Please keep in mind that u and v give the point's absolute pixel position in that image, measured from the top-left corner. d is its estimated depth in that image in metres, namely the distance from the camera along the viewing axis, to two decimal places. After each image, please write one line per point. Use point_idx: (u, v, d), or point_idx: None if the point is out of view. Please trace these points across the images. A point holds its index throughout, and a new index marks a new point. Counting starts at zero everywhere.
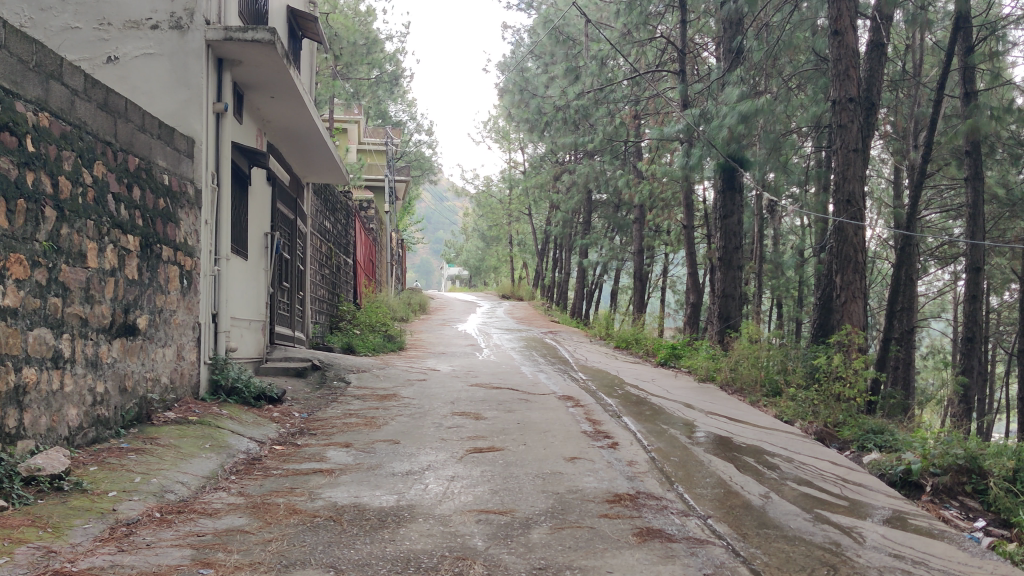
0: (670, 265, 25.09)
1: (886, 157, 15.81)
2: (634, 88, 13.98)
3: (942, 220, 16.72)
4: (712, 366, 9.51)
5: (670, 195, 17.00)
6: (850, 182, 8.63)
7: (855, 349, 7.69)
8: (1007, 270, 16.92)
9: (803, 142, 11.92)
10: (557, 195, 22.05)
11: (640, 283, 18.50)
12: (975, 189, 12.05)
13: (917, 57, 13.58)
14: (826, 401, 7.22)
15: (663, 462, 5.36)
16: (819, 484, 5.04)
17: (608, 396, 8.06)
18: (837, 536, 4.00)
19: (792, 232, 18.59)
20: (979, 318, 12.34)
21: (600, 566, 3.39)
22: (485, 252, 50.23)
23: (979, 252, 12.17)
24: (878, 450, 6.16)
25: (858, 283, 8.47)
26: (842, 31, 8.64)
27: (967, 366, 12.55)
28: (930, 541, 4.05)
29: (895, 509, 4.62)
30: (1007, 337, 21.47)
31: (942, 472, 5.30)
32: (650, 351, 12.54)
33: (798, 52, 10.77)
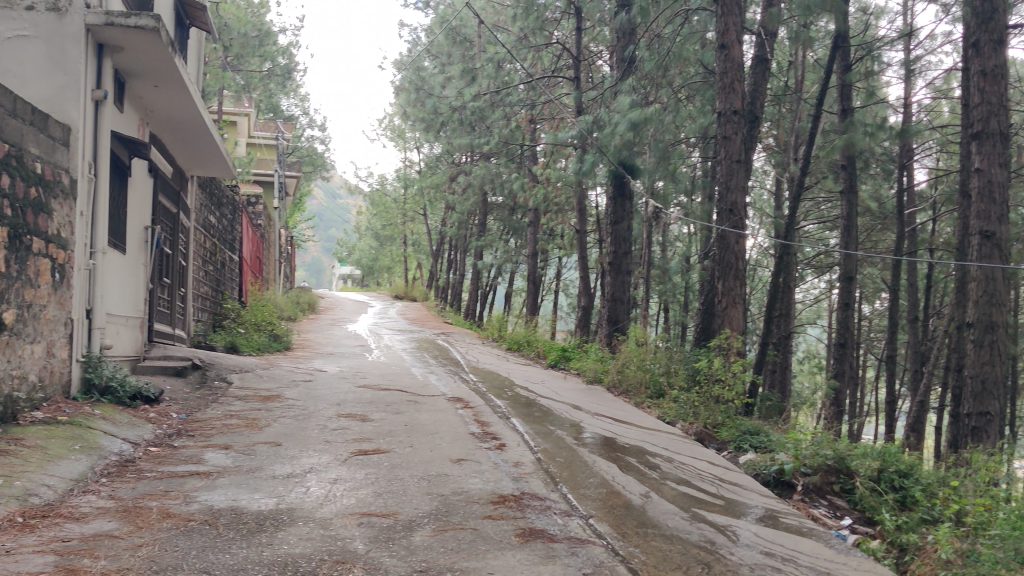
0: (562, 270, 25.42)
1: (768, 169, 16.50)
2: (529, 92, 14.20)
3: (819, 231, 17.48)
4: (599, 369, 9.67)
5: (563, 200, 17.24)
6: (733, 192, 8.91)
7: (735, 353, 7.95)
8: (878, 280, 17.83)
9: (691, 152, 12.26)
10: (452, 196, 22.06)
11: (533, 286, 18.67)
12: (850, 203, 12.61)
13: (798, 74, 14.15)
14: (706, 403, 7.43)
15: (549, 462, 5.42)
16: (698, 484, 5.18)
17: (498, 397, 8.10)
18: (712, 535, 4.11)
19: (680, 239, 19.11)
20: (851, 325, 12.92)
21: (481, 567, 3.40)
22: (378, 252, 49.74)
23: (853, 261, 12.77)
24: (754, 450, 6.38)
25: (738, 289, 8.76)
26: (729, 45, 8.93)
27: (839, 370, 13.11)
28: (799, 539, 4.20)
29: (767, 508, 4.78)
30: (877, 344, 22.59)
31: (812, 472, 5.54)
32: (540, 354, 12.67)
33: (688, 66, 11.06)
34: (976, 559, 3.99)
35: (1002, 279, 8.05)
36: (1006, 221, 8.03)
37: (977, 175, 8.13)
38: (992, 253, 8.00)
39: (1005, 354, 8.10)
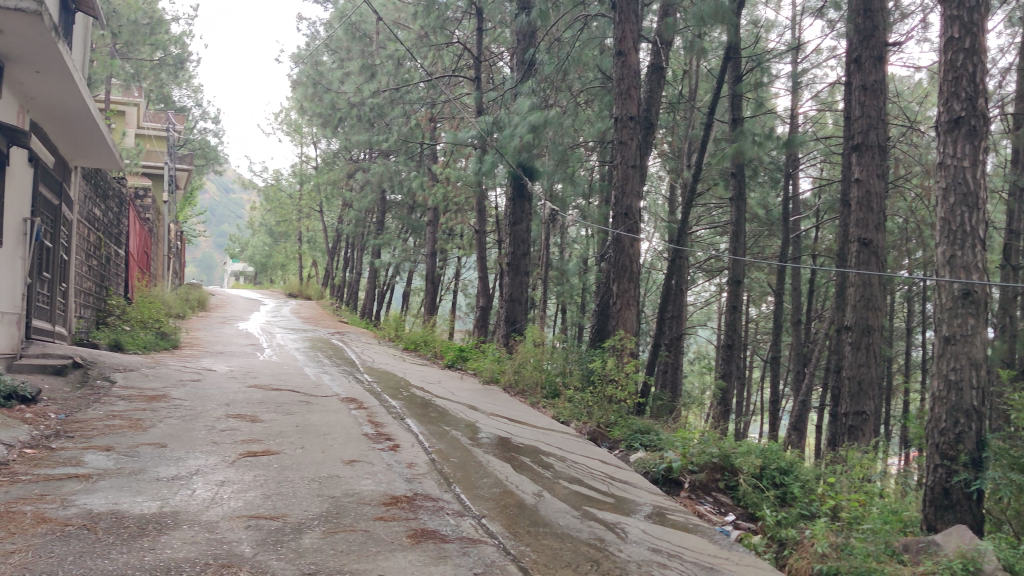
0: (461, 269, 25.43)
1: (663, 175, 16.90)
2: (429, 91, 14.30)
3: (710, 236, 18.01)
4: (496, 369, 9.68)
5: (463, 200, 17.24)
6: (628, 196, 9.06)
7: (627, 354, 8.11)
8: (765, 283, 18.49)
9: (589, 155, 12.44)
10: (350, 193, 21.80)
11: (431, 285, 18.59)
12: (739, 209, 13.03)
13: (692, 82, 14.53)
14: (600, 402, 7.56)
15: (442, 463, 5.42)
16: (589, 482, 5.27)
17: (393, 397, 8.05)
18: (602, 533, 4.19)
19: (577, 241, 19.38)
20: (739, 327, 13.34)
21: (371, 569, 3.38)
22: (272, 248, 48.76)
23: (740, 266, 13.18)
24: (644, 449, 6.53)
25: (632, 292, 8.93)
26: (626, 52, 9.11)
27: (726, 371, 13.49)
28: (684, 535, 4.32)
29: (655, 505, 4.90)
30: (762, 346, 23.40)
31: (698, 470, 5.71)
32: (437, 354, 12.63)
33: (586, 70, 11.22)
34: (849, 551, 4.15)
35: (878, 284, 8.44)
36: (882, 229, 8.37)
37: (857, 185, 8.44)
38: (870, 260, 8.37)
39: (881, 356, 8.50)
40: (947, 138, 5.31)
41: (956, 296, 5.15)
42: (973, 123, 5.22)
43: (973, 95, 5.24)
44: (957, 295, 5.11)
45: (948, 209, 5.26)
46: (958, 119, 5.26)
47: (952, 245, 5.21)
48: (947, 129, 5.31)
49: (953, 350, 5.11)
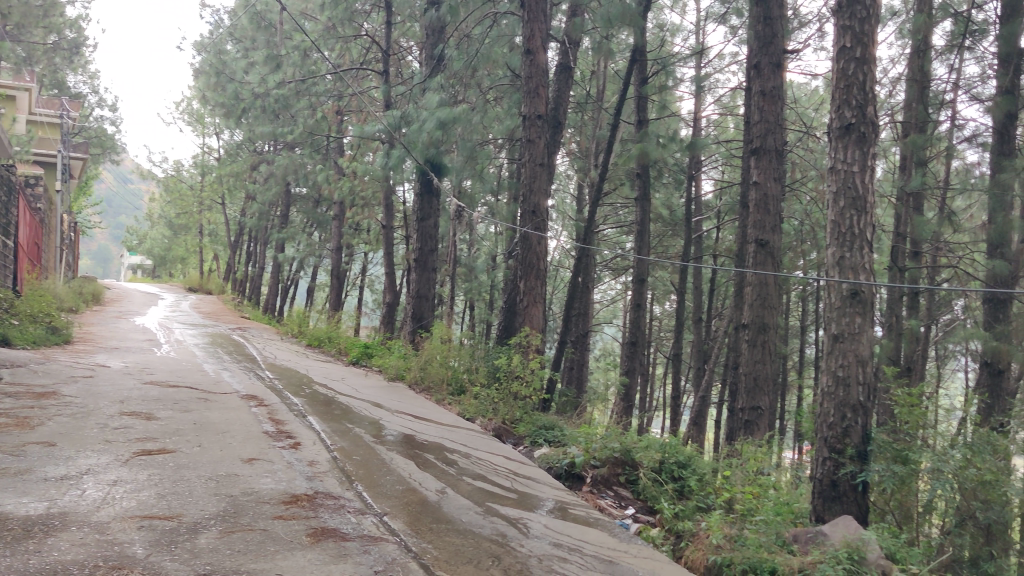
0: (367, 265, 25.20)
1: (570, 174, 17.09)
2: (337, 84, 14.08)
3: (616, 235, 18.29)
4: (402, 365, 9.56)
5: (370, 195, 17.08)
6: (536, 194, 9.11)
7: (533, 351, 8.17)
8: (668, 282, 18.91)
9: (497, 152, 12.48)
10: (254, 186, 21.36)
11: (337, 280, 18.37)
12: (644, 209, 13.26)
13: (599, 83, 14.73)
14: (505, 399, 7.60)
15: (345, 461, 5.36)
16: (493, 478, 5.30)
17: (295, 395, 7.92)
18: (504, 528, 4.22)
19: (486, 238, 19.44)
20: (643, 324, 13.59)
21: (268, 569, 3.33)
22: (171, 241, 47.38)
23: (645, 265, 13.42)
24: (548, 444, 6.60)
25: (539, 289, 8.98)
26: (534, 50, 9.17)
27: (630, 367, 13.72)
28: (585, 529, 4.39)
29: (558, 500, 4.95)
30: (665, 343, 23.86)
31: (600, 464, 5.80)
32: (341, 350, 12.47)
33: (495, 68, 11.27)
34: (742, 543, 4.26)
35: (773, 284, 8.72)
36: (778, 231, 8.64)
37: (755, 188, 8.69)
38: (766, 261, 8.62)
39: (776, 354, 8.80)
40: (839, 143, 5.52)
41: (844, 296, 5.35)
42: (863, 129, 5.45)
43: (863, 102, 5.46)
44: (846, 295, 5.32)
45: (838, 212, 5.47)
46: (849, 126, 5.47)
47: (841, 247, 5.42)
48: (838, 135, 5.51)
49: (841, 348, 5.31)
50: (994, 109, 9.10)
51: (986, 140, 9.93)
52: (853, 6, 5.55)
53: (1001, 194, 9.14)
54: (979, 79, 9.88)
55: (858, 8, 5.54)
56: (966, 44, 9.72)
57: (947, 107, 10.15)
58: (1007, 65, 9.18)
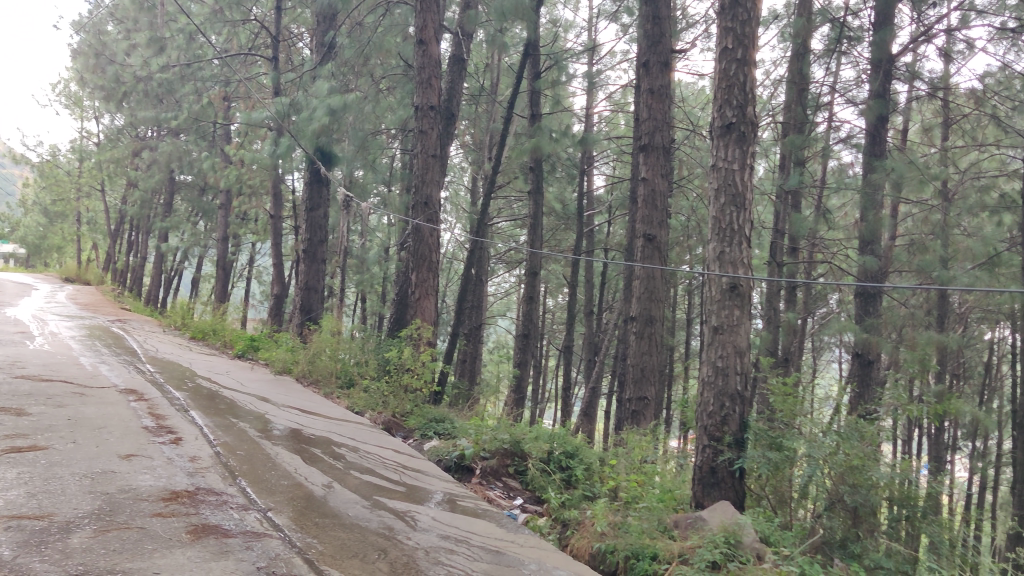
0: (255, 256, 24.61)
1: (464, 166, 17.09)
2: (224, 69, 13.67)
3: (509, 228, 18.41)
4: (290, 358, 9.34)
5: (258, 183, 16.68)
6: (428, 185, 9.08)
7: (424, 343, 8.13)
8: (560, 275, 19.15)
9: (390, 142, 12.36)
10: (135, 173, 20.57)
11: (224, 271, 17.88)
12: (536, 202, 13.32)
13: (493, 76, 14.78)
14: (395, 392, 7.54)
15: (228, 456, 5.23)
16: (381, 472, 5.27)
17: (177, 389, 7.68)
18: (391, 522, 4.20)
19: (379, 229, 19.26)
20: (535, 317, 13.70)
21: (146, 567, 3.23)
22: (47, 230, 45.22)
23: (538, 258, 13.51)
24: (438, 437, 6.61)
25: (431, 281, 8.91)
26: (427, 41, 9.11)
27: (521, 359, 13.82)
28: (473, 520, 4.41)
29: (447, 492, 4.96)
30: (557, 335, 24.14)
31: (489, 456, 5.84)
32: (227, 343, 12.15)
33: (388, 57, 11.16)
34: (625, 530, 4.36)
35: (660, 277, 8.94)
36: (665, 226, 8.85)
37: (643, 183, 8.87)
38: (653, 255, 8.80)
39: (662, 345, 9.02)
40: (720, 141, 5.69)
41: (724, 289, 5.52)
42: (743, 129, 5.63)
43: (744, 103, 5.64)
44: (725, 289, 5.48)
45: (718, 208, 5.64)
46: (730, 125, 5.65)
47: (722, 242, 5.59)
48: (720, 134, 5.69)
49: (720, 339, 5.48)
50: (867, 112, 9.54)
51: (859, 141, 10.41)
52: (735, 8, 5.74)
53: (872, 192, 9.57)
54: (853, 83, 10.35)
55: (740, 11, 5.73)
56: (842, 48, 10.15)
57: (824, 109, 10.60)
58: (878, 69, 9.64)
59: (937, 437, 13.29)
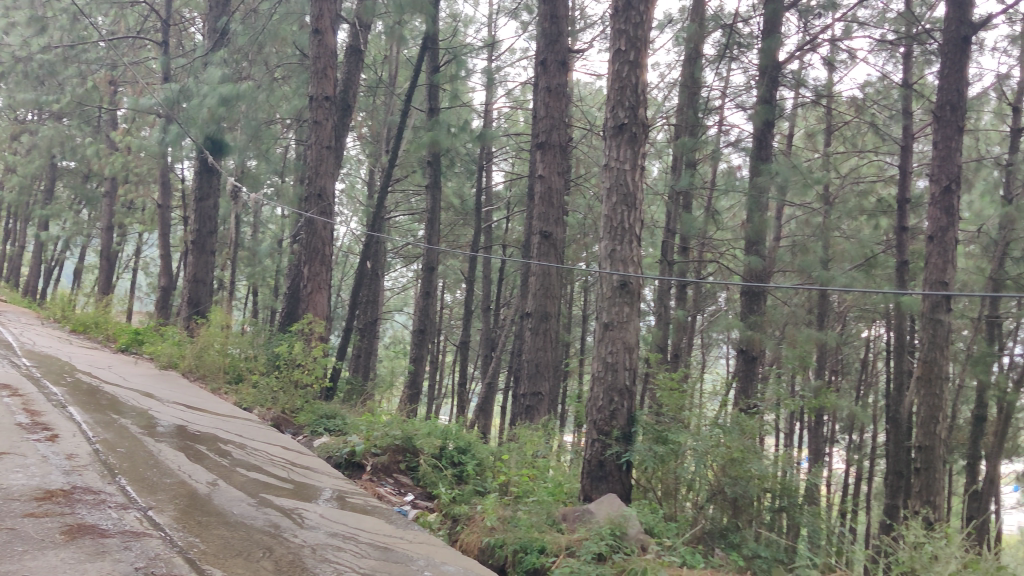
0: (142, 247, 23.76)
1: (361, 159, 16.90)
2: (110, 52, 13.15)
3: (407, 222, 18.30)
4: (176, 352, 9.05)
5: (146, 171, 16.10)
6: (322, 177, 8.95)
7: (317, 338, 8.01)
8: (458, 271, 19.15)
9: (284, 132, 12.11)
10: (12, 157, 19.55)
11: (108, 262, 17.18)
12: (434, 196, 13.24)
13: (392, 69, 14.66)
14: (285, 388, 7.40)
15: (107, 454, 5.05)
16: (268, 469, 5.18)
17: (54, 384, 7.36)
18: (277, 519, 4.14)
19: (272, 222, 18.86)
20: (431, 312, 13.65)
21: (17, 570, 3.10)
22: None
23: (434, 253, 13.46)
24: (328, 433, 6.53)
25: (324, 275, 8.77)
26: (322, 31, 8.96)
27: (417, 354, 13.74)
28: (361, 517, 4.37)
29: (335, 489, 4.91)
30: (454, 330, 24.14)
31: (380, 452, 5.80)
32: (110, 336, 11.68)
33: (283, 45, 10.93)
34: (514, 524, 4.39)
35: (555, 275, 9.04)
36: (561, 223, 8.95)
37: (539, 181, 8.94)
38: (549, 252, 8.90)
39: (556, 341, 9.12)
40: (613, 142, 5.79)
41: (614, 287, 5.60)
42: (634, 130, 5.74)
43: (635, 104, 5.75)
44: (616, 286, 5.56)
45: (610, 207, 5.73)
46: (622, 125, 5.74)
47: (613, 240, 5.68)
48: (612, 134, 5.78)
49: (610, 335, 5.55)
50: (754, 117, 9.85)
51: (747, 145, 10.74)
52: (628, 11, 5.85)
53: (757, 195, 9.88)
54: (743, 89, 10.66)
55: (632, 14, 5.85)
56: (733, 54, 10.45)
57: (714, 113, 10.89)
58: (766, 75, 9.96)
59: (817, 431, 13.84)
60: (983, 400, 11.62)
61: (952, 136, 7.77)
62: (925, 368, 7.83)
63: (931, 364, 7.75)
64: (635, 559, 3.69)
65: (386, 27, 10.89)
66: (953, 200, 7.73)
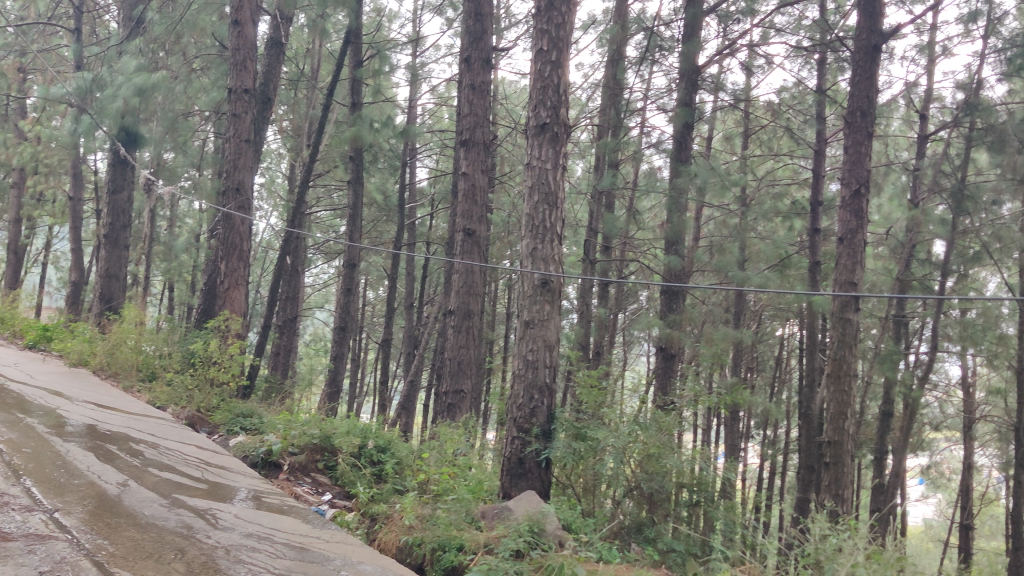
0: (51, 241, 22.95)
1: (282, 153, 16.64)
2: (18, 38, 12.68)
3: (328, 218, 18.08)
4: (87, 349, 8.77)
5: (56, 162, 15.57)
6: (240, 171, 8.78)
7: (233, 335, 7.86)
8: (380, 267, 19.02)
9: (202, 125, 11.84)
10: None
11: (15, 255, 16.55)
12: (356, 192, 13.10)
13: (314, 62, 14.47)
14: (200, 386, 7.23)
15: (12, 454, 4.87)
16: (181, 468, 5.06)
17: None
18: (190, 520, 4.05)
19: (190, 216, 18.43)
20: (352, 309, 13.53)
21: None
22: None
23: (356, 250, 13.32)
24: (245, 432, 6.42)
25: (241, 271, 8.60)
26: (242, 22, 8.80)
27: (338, 351, 13.59)
28: (277, 517, 4.31)
29: (251, 489, 4.83)
30: (376, 327, 23.96)
31: (298, 451, 5.72)
32: (17, 333, 11.24)
33: (202, 36, 10.69)
34: (433, 522, 4.38)
35: (478, 273, 9.05)
36: (484, 221, 8.97)
37: (463, 178, 8.92)
38: (472, 250, 8.90)
39: (479, 339, 9.12)
40: (535, 141, 5.82)
41: (536, 285, 5.62)
42: (556, 129, 5.78)
43: (557, 104, 5.80)
44: (537, 284, 5.59)
45: (532, 206, 5.76)
46: (544, 125, 5.78)
47: (534, 238, 5.71)
48: (534, 133, 5.81)
49: (531, 333, 5.57)
50: (674, 119, 10.00)
51: (668, 147, 10.91)
52: (551, 11, 5.90)
53: (677, 196, 10.04)
54: (664, 91, 10.82)
55: (555, 14, 5.90)
56: (654, 56, 10.60)
57: (636, 114, 11.03)
58: (686, 78, 10.13)
59: (733, 426, 14.16)
60: (890, 396, 12.04)
61: (862, 141, 8.01)
62: (835, 365, 8.05)
63: (840, 362, 7.97)
64: (553, 555, 3.72)
65: (308, 20, 10.74)
66: (863, 203, 7.98)
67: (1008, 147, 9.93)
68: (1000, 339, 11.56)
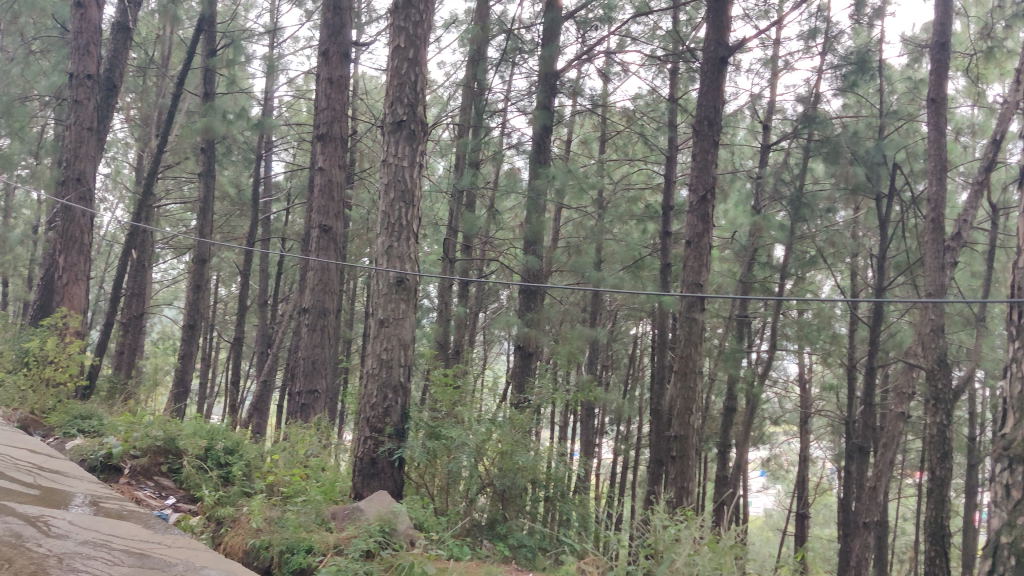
0: None
1: (129, 143, 15.93)
2: None
3: (179, 211, 17.42)
4: None
5: None
6: (81, 160, 8.34)
7: (71, 333, 7.47)
8: (234, 264, 18.46)
9: (40, 109, 11.16)
10: None
11: None
12: (207, 185, 12.67)
13: (164, 49, 13.90)
14: (34, 387, 6.84)
15: None
16: (11, 474, 4.77)
17: None
18: (20, 528, 3.82)
19: (26, 206, 17.35)
20: (202, 305, 13.06)
21: None
22: None
23: (207, 244, 12.88)
24: (83, 435, 6.12)
25: (82, 266, 8.19)
26: (86, 4, 8.36)
27: (187, 349, 13.08)
28: (115, 523, 4.13)
29: (89, 494, 4.60)
30: (228, 325, 23.26)
31: (140, 454, 5.51)
32: None
33: (41, 16, 10.09)
34: (282, 524, 4.31)
35: (335, 270, 8.92)
36: (340, 217, 8.84)
37: (320, 172, 8.75)
38: (328, 246, 8.76)
39: (334, 337, 8.99)
40: (391, 138, 5.78)
41: (391, 283, 5.60)
42: (412, 127, 5.78)
43: (413, 102, 5.80)
44: (392, 283, 5.56)
45: (387, 203, 5.73)
46: (400, 122, 5.76)
47: (390, 236, 5.68)
48: (390, 130, 5.78)
49: (386, 332, 5.52)
50: (533, 121, 10.13)
51: (527, 148, 11.05)
52: (407, 8, 5.88)
53: (535, 197, 10.18)
54: (525, 93, 10.96)
55: (412, 12, 5.88)
56: (515, 58, 10.71)
57: (497, 115, 11.11)
58: (545, 81, 10.29)
59: (587, 424, 14.48)
60: (733, 392, 12.58)
61: (709, 149, 8.35)
62: (681, 362, 8.36)
63: (686, 359, 8.31)
64: (403, 554, 3.72)
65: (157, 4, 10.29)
66: (709, 208, 8.30)
67: (841, 158, 10.50)
68: (833, 338, 12.31)
